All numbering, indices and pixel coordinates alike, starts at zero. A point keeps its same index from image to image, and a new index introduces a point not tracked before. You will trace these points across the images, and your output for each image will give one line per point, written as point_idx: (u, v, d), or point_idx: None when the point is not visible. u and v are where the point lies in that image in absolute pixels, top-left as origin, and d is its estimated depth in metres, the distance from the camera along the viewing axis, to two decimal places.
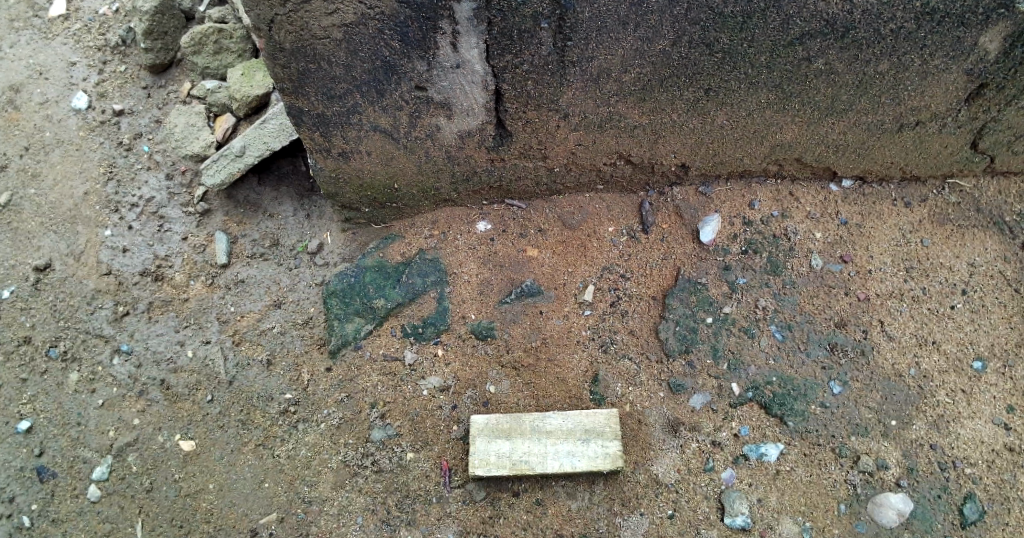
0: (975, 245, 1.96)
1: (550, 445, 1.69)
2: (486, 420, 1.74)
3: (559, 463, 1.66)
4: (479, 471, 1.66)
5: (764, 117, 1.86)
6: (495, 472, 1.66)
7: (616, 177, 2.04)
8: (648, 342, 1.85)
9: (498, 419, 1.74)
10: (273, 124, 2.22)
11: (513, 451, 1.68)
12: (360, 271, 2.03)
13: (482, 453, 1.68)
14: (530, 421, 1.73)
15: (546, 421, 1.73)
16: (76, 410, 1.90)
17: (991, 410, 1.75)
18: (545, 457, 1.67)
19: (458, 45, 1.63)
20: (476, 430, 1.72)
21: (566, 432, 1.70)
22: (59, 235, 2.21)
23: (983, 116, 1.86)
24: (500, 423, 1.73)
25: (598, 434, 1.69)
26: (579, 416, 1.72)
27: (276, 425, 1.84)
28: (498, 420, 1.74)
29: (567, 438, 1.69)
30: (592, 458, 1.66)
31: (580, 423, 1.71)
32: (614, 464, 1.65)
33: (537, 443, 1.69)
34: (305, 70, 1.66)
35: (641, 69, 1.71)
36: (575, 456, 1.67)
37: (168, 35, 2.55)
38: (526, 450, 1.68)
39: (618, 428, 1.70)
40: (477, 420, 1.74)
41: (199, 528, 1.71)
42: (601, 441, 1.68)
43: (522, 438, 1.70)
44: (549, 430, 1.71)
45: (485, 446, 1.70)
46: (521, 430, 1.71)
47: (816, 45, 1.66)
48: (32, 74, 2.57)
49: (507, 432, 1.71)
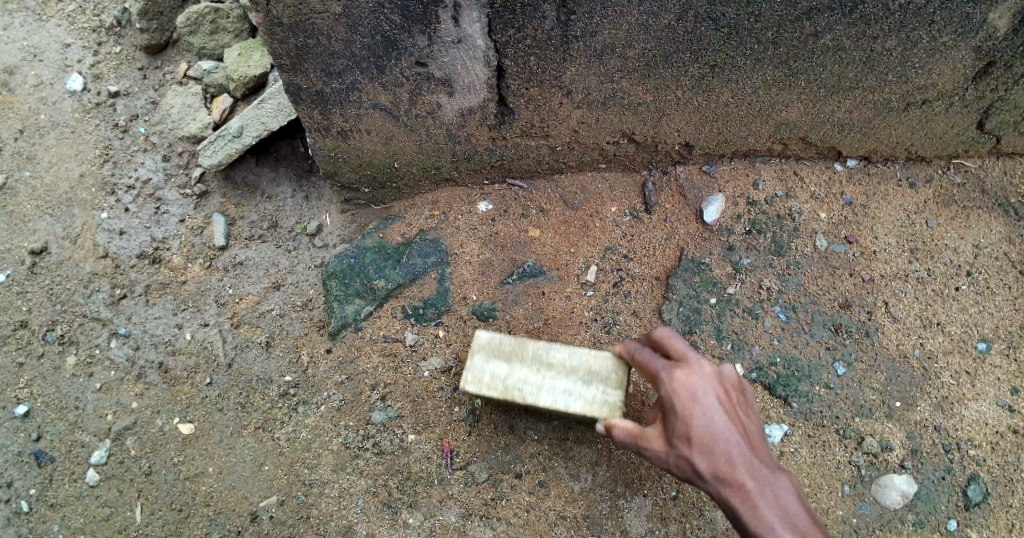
0: (980, 227, 1.94)
1: (549, 378, 1.57)
2: (490, 337, 1.62)
3: (552, 399, 1.55)
4: (469, 387, 1.58)
5: (769, 96, 1.83)
6: (483, 390, 1.58)
7: (619, 156, 2.01)
8: (651, 322, 1.83)
9: (502, 339, 1.61)
10: (271, 105, 2.18)
11: (507, 375, 1.58)
12: (361, 252, 2.00)
13: (476, 370, 1.59)
14: (534, 348, 1.60)
15: (551, 352, 1.59)
16: (74, 394, 1.89)
17: (995, 392, 1.74)
18: (539, 390, 1.56)
19: (459, 20, 1.60)
20: (477, 346, 1.61)
21: (569, 369, 1.57)
22: (55, 217, 2.18)
23: (990, 96, 1.84)
24: (503, 342, 1.61)
25: (602, 379, 1.56)
26: (589, 354, 1.59)
27: (276, 407, 1.82)
28: (501, 339, 1.62)
29: (568, 375, 1.57)
30: (589, 402, 1.54)
31: (587, 362, 1.57)
32: (610, 414, 1.52)
33: (535, 373, 1.58)
34: (303, 45, 1.63)
35: (645, 44, 1.68)
36: (572, 395, 1.55)
37: (163, 16, 2.52)
38: (522, 378, 1.58)
39: (625, 375, 1.55)
40: (481, 334, 1.62)
41: (198, 512, 1.70)
42: (605, 388, 1.55)
43: (521, 362, 1.59)
44: (552, 362, 1.58)
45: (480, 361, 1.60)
46: (523, 354, 1.60)
47: (824, 21, 1.63)
48: (25, 56, 2.52)
49: (508, 354, 1.60)
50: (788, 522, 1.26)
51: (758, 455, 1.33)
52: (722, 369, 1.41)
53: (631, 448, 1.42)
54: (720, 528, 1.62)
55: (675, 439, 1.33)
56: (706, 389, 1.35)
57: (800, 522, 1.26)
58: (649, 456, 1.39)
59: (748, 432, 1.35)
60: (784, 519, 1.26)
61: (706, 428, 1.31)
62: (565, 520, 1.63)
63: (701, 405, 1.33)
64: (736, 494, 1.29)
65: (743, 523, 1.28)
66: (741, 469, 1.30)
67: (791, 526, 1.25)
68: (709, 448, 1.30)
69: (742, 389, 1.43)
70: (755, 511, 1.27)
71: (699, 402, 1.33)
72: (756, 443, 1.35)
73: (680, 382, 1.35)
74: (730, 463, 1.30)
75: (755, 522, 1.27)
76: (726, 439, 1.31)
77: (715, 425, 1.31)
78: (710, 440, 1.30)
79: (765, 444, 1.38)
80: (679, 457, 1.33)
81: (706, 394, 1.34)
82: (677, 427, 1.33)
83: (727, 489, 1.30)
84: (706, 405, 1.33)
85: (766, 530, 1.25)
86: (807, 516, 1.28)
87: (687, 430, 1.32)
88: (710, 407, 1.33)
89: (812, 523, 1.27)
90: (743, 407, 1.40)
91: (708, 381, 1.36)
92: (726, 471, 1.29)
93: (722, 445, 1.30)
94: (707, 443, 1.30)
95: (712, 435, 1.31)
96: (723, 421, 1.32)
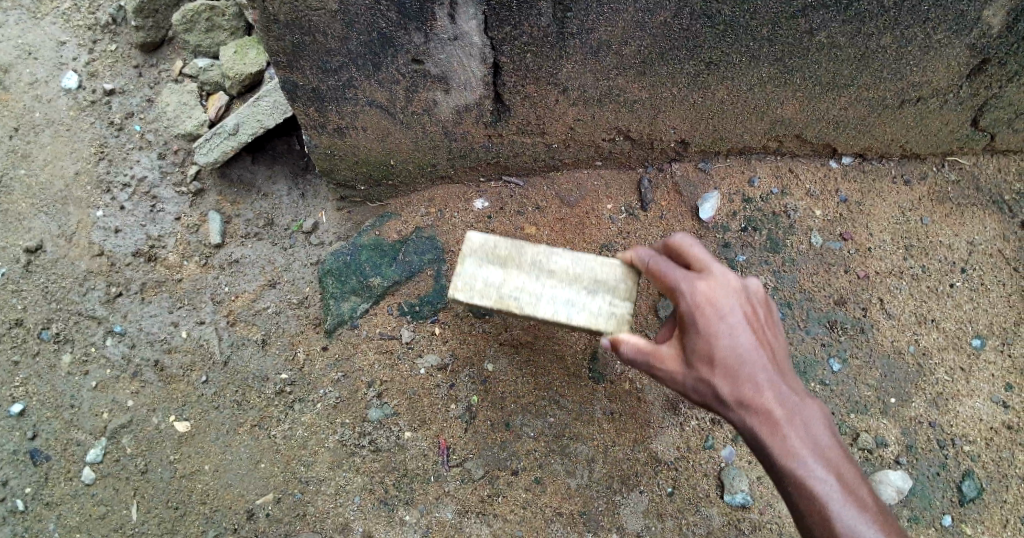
0: (974, 224, 1.95)
1: (549, 287, 1.50)
2: (484, 242, 1.54)
3: (553, 309, 1.48)
4: (459, 295, 1.49)
5: (764, 93, 1.84)
6: (475, 299, 1.49)
7: (615, 153, 2.01)
8: (646, 319, 1.84)
9: (497, 245, 1.53)
10: (267, 102, 2.18)
11: (502, 283, 1.50)
12: (356, 249, 2.00)
13: (469, 277, 1.51)
14: (532, 255, 1.53)
15: (551, 259, 1.53)
16: (70, 392, 1.88)
17: (990, 388, 1.75)
18: (537, 300, 1.49)
19: (456, 17, 1.60)
20: (470, 251, 1.53)
21: (570, 279, 1.51)
22: (50, 215, 2.18)
23: (984, 93, 1.84)
24: (498, 247, 1.53)
25: (606, 289, 1.50)
26: (593, 261, 1.52)
27: (272, 405, 1.82)
28: (496, 244, 1.54)
29: (570, 285, 1.50)
30: (593, 314, 1.47)
31: (590, 272, 1.51)
32: (617, 327, 1.46)
33: (534, 281, 1.51)
34: (300, 42, 1.64)
35: (641, 41, 1.68)
36: (574, 306, 1.48)
37: (159, 14, 2.51)
38: (519, 286, 1.50)
39: (633, 286, 1.50)
40: (474, 239, 1.54)
41: (195, 510, 1.70)
42: (611, 298, 1.49)
43: (517, 270, 1.52)
44: (553, 271, 1.52)
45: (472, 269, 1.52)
46: (519, 262, 1.52)
47: (819, 18, 1.63)
48: (20, 54, 2.51)
49: (503, 260, 1.52)
50: (816, 451, 1.23)
51: (784, 378, 1.28)
52: (747, 284, 1.33)
53: (642, 367, 1.36)
54: (715, 524, 1.63)
55: (695, 361, 1.27)
56: (732, 304, 1.27)
57: (827, 450, 1.24)
58: (662, 376, 1.34)
59: (774, 352, 1.29)
60: (811, 448, 1.23)
61: (731, 348, 1.24)
62: (561, 517, 1.64)
63: (728, 324, 1.25)
64: (761, 421, 1.24)
65: (766, 451, 1.24)
66: (766, 394, 1.25)
67: (819, 455, 1.23)
68: (733, 371, 1.24)
69: (767, 304, 1.36)
70: (782, 440, 1.23)
71: (725, 320, 1.26)
72: (781, 364, 1.30)
73: (703, 299, 1.27)
74: (754, 387, 1.25)
75: (780, 451, 1.23)
76: (751, 361, 1.25)
77: (741, 347, 1.25)
78: (736, 363, 1.24)
79: (789, 364, 1.33)
80: (698, 380, 1.27)
81: (732, 312, 1.26)
82: (700, 348, 1.26)
83: (750, 415, 1.25)
84: (731, 322, 1.26)
85: (792, 458, 1.22)
86: (833, 444, 1.26)
87: (710, 350, 1.25)
88: (735, 325, 1.26)
89: (839, 450, 1.25)
90: (769, 325, 1.33)
91: (734, 297, 1.28)
92: (750, 395, 1.25)
93: (747, 368, 1.25)
94: (732, 366, 1.24)
95: (738, 357, 1.25)
96: (749, 343, 1.26)
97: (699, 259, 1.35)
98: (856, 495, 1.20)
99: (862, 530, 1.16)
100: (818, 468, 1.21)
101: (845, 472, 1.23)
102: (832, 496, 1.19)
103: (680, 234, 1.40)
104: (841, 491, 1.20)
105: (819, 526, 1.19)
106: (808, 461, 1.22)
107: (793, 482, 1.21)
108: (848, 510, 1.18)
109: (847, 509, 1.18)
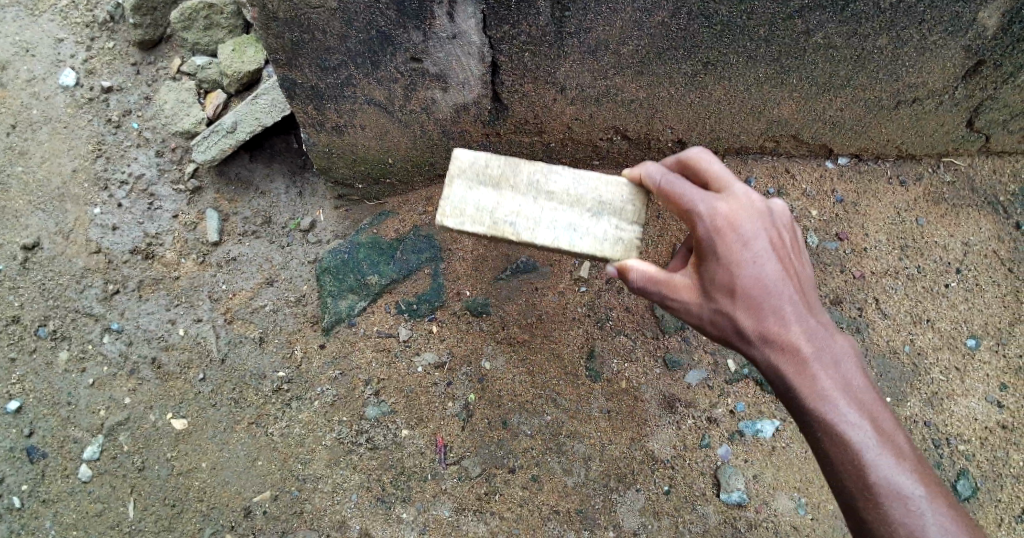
0: (970, 224, 1.96)
1: (548, 211, 1.43)
2: (473, 161, 1.44)
3: (553, 235, 1.42)
4: (449, 222, 1.43)
5: (762, 93, 1.84)
6: (467, 226, 1.43)
7: (613, 152, 2.02)
8: (643, 318, 1.84)
9: (488, 164, 1.45)
10: (266, 100, 2.17)
11: (496, 206, 1.44)
12: (354, 248, 2.00)
13: (459, 203, 1.43)
14: (527, 175, 1.45)
15: (549, 179, 1.45)
16: (67, 389, 1.88)
17: (984, 388, 1.77)
18: (536, 225, 1.43)
19: (455, 15, 1.60)
20: (459, 173, 1.44)
21: (571, 201, 1.44)
22: (47, 212, 2.17)
23: (979, 94, 1.85)
24: (489, 163, 1.44)
25: (611, 211, 1.43)
26: (595, 176, 1.44)
27: (269, 403, 1.82)
28: (487, 163, 1.45)
29: (571, 207, 1.44)
30: (598, 240, 1.42)
31: (592, 193, 1.44)
32: (624, 254, 1.41)
33: (531, 203, 1.44)
34: (299, 40, 1.64)
35: (639, 41, 1.69)
36: (576, 232, 1.43)
37: (157, 11, 2.51)
38: (514, 211, 1.43)
39: (643, 205, 1.43)
40: (464, 159, 1.45)
41: (192, 507, 1.71)
42: (618, 221, 1.43)
43: (512, 191, 1.44)
44: (551, 192, 1.44)
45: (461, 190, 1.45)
46: (514, 179, 1.45)
47: (816, 18, 1.64)
48: (18, 51, 2.50)
49: (495, 181, 1.44)
50: (842, 386, 1.22)
51: (809, 310, 1.26)
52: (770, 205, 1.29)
53: (654, 297, 1.33)
54: (711, 523, 1.63)
55: (714, 292, 1.24)
56: (756, 231, 1.23)
57: (854, 386, 1.22)
58: (676, 308, 1.31)
59: (799, 283, 1.27)
60: (837, 385, 1.21)
61: (755, 278, 1.22)
62: (558, 515, 1.64)
63: (751, 253, 1.22)
64: (784, 356, 1.23)
65: (789, 387, 1.23)
66: (790, 327, 1.23)
67: (844, 391, 1.21)
68: (755, 302, 1.22)
69: (790, 229, 1.32)
70: (806, 375, 1.22)
71: (748, 248, 1.22)
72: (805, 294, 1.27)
73: (725, 224, 1.23)
74: (778, 319, 1.23)
75: (804, 386, 1.22)
76: (775, 292, 1.23)
77: (764, 276, 1.22)
78: (760, 294, 1.22)
79: (814, 294, 1.30)
80: (717, 312, 1.25)
81: (756, 239, 1.23)
82: (721, 278, 1.23)
83: (771, 349, 1.24)
84: (754, 250, 1.22)
85: (817, 394, 1.21)
86: (860, 380, 1.24)
87: (732, 281, 1.22)
88: (759, 253, 1.22)
89: (865, 386, 1.24)
90: (793, 251, 1.30)
91: (758, 222, 1.24)
92: (773, 329, 1.23)
93: (769, 299, 1.23)
94: (754, 296, 1.22)
95: (761, 288, 1.22)
96: (774, 273, 1.23)
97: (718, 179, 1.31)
98: (884, 432, 1.19)
99: (890, 469, 1.15)
100: (845, 405, 1.20)
101: (872, 409, 1.21)
102: (860, 435, 1.17)
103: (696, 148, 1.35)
104: (868, 428, 1.18)
105: (845, 467, 1.17)
106: (834, 397, 1.20)
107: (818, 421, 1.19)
108: (876, 449, 1.17)
109: (875, 448, 1.16)
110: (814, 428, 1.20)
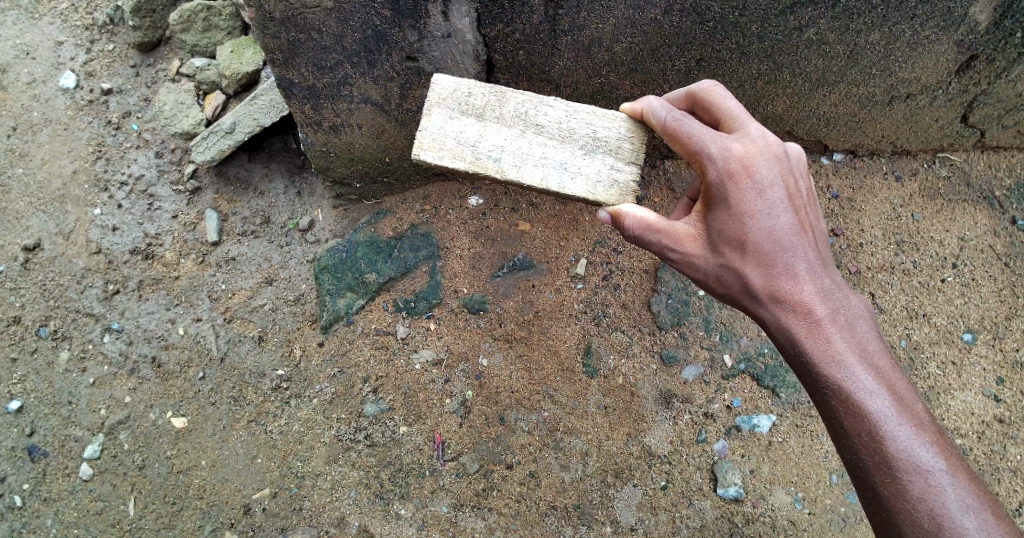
0: (965, 220, 1.97)
1: (536, 148, 1.44)
2: (455, 91, 1.47)
3: (543, 173, 1.42)
4: (427, 155, 1.43)
5: (756, 89, 1.85)
6: (446, 158, 1.43)
7: None
8: (640, 314, 1.85)
9: (472, 94, 1.47)
10: (263, 101, 2.20)
11: (480, 142, 1.44)
12: (352, 246, 2.01)
13: (437, 136, 1.44)
14: (513, 108, 1.46)
15: (537, 112, 1.45)
16: (68, 389, 1.90)
17: (981, 382, 1.78)
18: (522, 162, 1.43)
19: (449, 14, 1.62)
20: (439, 101, 1.46)
21: (560, 138, 1.44)
22: (48, 213, 2.19)
23: (973, 89, 1.86)
24: (474, 98, 1.46)
25: (606, 149, 1.44)
26: (587, 116, 1.46)
27: (268, 401, 1.83)
28: (470, 93, 1.47)
29: (560, 144, 1.44)
30: (590, 181, 1.42)
31: (585, 131, 1.45)
32: (619, 198, 1.41)
33: (518, 140, 1.44)
34: (295, 39, 1.66)
35: (633, 38, 1.70)
36: (568, 173, 1.42)
37: (157, 13, 2.53)
38: (499, 147, 1.44)
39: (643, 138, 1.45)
40: (446, 87, 1.47)
41: (192, 504, 1.72)
42: (611, 162, 1.43)
43: (498, 127, 1.45)
44: (540, 125, 1.45)
45: (444, 125, 1.46)
46: (500, 115, 1.46)
47: (807, 15, 1.65)
48: (18, 54, 2.52)
49: (478, 112, 1.46)
50: (857, 351, 1.22)
51: (823, 269, 1.27)
52: (787, 151, 1.31)
53: (652, 248, 1.33)
54: (709, 517, 1.64)
55: (723, 245, 1.26)
56: (771, 179, 1.25)
57: (870, 350, 1.23)
58: (678, 261, 1.32)
59: (814, 239, 1.29)
60: (851, 348, 1.22)
61: (767, 230, 1.24)
62: (556, 510, 1.65)
63: (764, 203, 1.24)
64: (796, 316, 1.24)
65: (800, 347, 1.24)
66: (802, 286, 1.25)
67: (860, 354, 1.22)
68: (764, 256, 1.25)
69: (806, 177, 1.34)
70: (818, 336, 1.23)
71: (762, 198, 1.24)
72: (819, 251, 1.29)
73: (738, 170, 1.24)
74: (788, 276, 1.25)
75: (815, 348, 1.23)
76: (787, 245, 1.25)
77: (777, 228, 1.25)
78: (771, 248, 1.25)
79: (828, 253, 1.31)
80: (723, 266, 1.27)
81: (770, 187, 1.25)
82: (731, 230, 1.25)
83: (781, 308, 1.25)
84: (767, 200, 1.24)
85: (829, 356, 1.21)
86: (876, 346, 1.24)
87: (742, 232, 1.24)
88: (773, 203, 1.25)
89: (881, 352, 1.24)
90: (808, 207, 1.31)
91: (773, 169, 1.26)
92: (782, 286, 1.25)
93: (780, 254, 1.25)
94: (764, 250, 1.24)
95: (774, 241, 1.24)
96: (787, 226, 1.26)
97: (731, 122, 1.33)
98: (902, 401, 1.18)
99: (908, 439, 1.14)
100: (861, 371, 1.20)
101: (889, 376, 1.21)
102: (876, 402, 1.17)
103: (708, 86, 1.40)
104: (886, 396, 1.18)
105: (859, 434, 1.17)
106: (849, 361, 1.21)
107: (832, 385, 1.20)
108: (893, 418, 1.16)
109: (893, 417, 1.16)
110: (827, 392, 1.21)
